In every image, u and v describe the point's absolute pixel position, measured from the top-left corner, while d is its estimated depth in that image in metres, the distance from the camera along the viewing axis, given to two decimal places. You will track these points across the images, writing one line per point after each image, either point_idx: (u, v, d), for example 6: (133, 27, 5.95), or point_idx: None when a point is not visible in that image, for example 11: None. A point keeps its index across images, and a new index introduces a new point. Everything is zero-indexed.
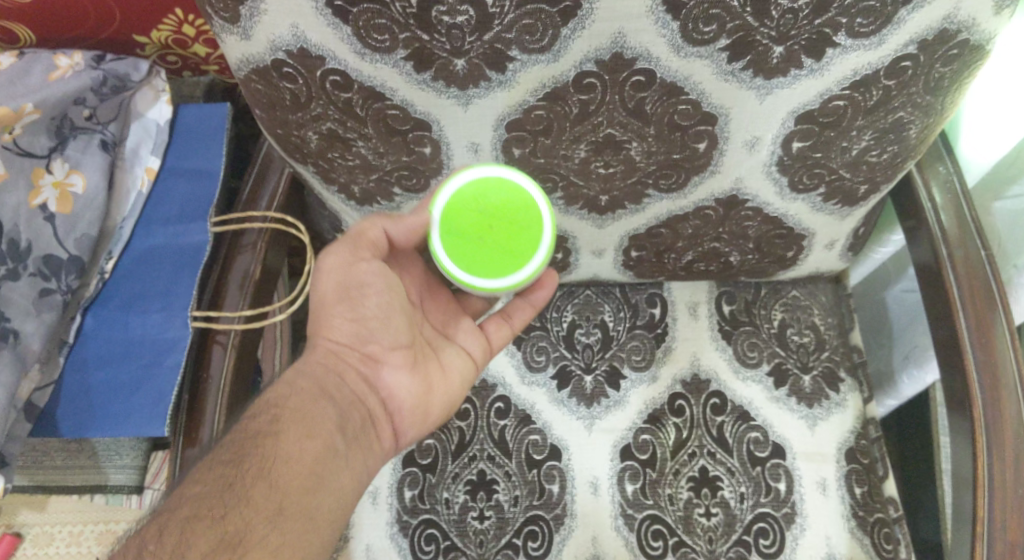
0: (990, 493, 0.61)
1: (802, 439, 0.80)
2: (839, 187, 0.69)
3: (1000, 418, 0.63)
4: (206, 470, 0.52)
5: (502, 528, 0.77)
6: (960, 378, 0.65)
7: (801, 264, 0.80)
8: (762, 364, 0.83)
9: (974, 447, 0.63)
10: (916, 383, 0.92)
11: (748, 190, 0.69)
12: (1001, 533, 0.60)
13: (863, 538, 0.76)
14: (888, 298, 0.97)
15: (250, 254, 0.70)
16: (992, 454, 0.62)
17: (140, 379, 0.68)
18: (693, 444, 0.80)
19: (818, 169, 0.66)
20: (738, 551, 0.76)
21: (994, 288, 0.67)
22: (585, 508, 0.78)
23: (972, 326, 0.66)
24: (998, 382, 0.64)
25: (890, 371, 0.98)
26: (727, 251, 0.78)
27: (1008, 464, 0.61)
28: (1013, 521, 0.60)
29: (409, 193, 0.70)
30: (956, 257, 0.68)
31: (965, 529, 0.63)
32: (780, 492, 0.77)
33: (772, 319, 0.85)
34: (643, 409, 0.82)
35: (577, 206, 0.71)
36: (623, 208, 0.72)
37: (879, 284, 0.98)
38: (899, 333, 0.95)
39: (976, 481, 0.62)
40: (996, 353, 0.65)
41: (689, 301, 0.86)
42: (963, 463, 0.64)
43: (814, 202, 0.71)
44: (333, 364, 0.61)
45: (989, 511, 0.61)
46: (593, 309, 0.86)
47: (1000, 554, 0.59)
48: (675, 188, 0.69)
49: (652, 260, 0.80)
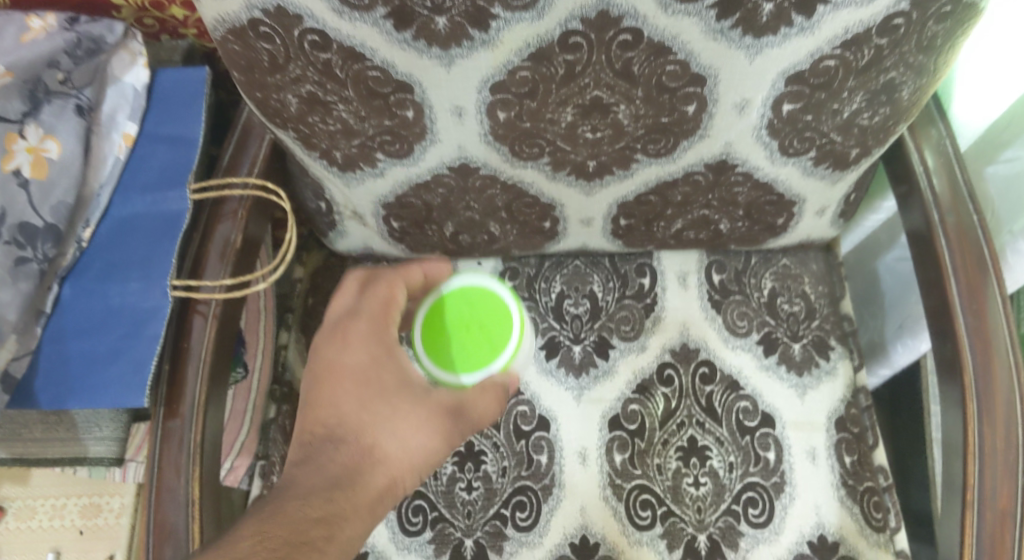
0: (981, 460, 0.61)
1: (791, 408, 0.79)
2: (830, 151, 0.68)
3: (991, 386, 0.62)
4: (259, 559, 0.46)
5: (490, 499, 0.77)
6: (949, 344, 0.65)
7: (792, 231, 0.80)
8: (752, 333, 0.82)
9: (965, 411, 0.63)
10: (909, 352, 0.92)
11: (738, 154, 0.68)
12: (991, 500, 0.60)
13: (852, 507, 0.76)
14: (880, 267, 0.96)
15: (230, 223, 0.71)
16: (982, 422, 0.61)
17: (119, 350, 0.67)
18: (682, 414, 0.79)
19: (809, 133, 0.65)
20: (727, 521, 0.75)
21: (987, 252, 0.66)
22: (574, 478, 0.77)
23: (963, 291, 0.65)
24: (989, 348, 0.63)
25: (882, 340, 0.97)
26: (716, 218, 0.77)
27: (999, 431, 0.61)
28: (1004, 489, 0.59)
29: (393, 158, 0.69)
30: (947, 222, 0.67)
31: (955, 497, 0.62)
32: (769, 462, 0.77)
33: (762, 287, 0.83)
34: (631, 379, 0.81)
35: (565, 172, 0.71)
36: (612, 174, 0.71)
37: (870, 252, 0.97)
38: (891, 302, 0.95)
39: (966, 447, 0.62)
40: (987, 317, 0.64)
41: (678, 270, 0.84)
42: (954, 429, 0.64)
43: (805, 166, 0.70)
44: (382, 499, 0.55)
45: (980, 479, 0.60)
46: (582, 280, 0.85)
47: (990, 522, 0.59)
48: (663, 152, 0.68)
49: (641, 228, 0.79)
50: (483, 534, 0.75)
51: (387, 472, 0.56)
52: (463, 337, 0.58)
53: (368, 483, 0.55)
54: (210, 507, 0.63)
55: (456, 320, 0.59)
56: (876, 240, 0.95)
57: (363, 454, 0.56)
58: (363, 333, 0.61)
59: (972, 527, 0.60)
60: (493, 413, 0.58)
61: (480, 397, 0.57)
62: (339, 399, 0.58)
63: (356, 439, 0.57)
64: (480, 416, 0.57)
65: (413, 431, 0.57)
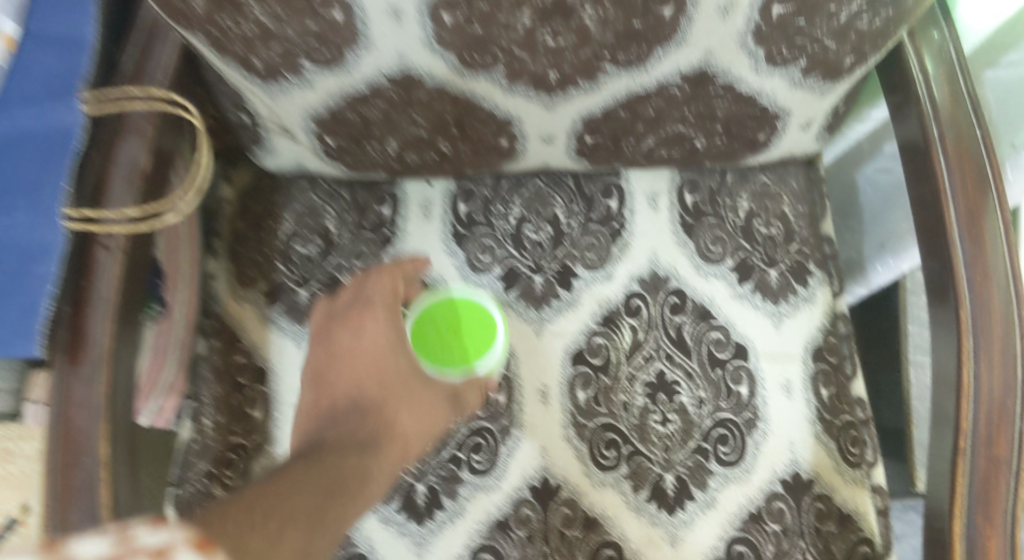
0: (975, 404, 0.56)
1: (766, 339, 0.74)
2: (821, 59, 0.61)
3: (988, 321, 0.57)
4: (308, 487, 0.50)
5: (443, 441, 0.70)
6: (945, 274, 0.59)
7: (773, 146, 0.72)
8: (726, 259, 0.75)
9: (960, 349, 0.57)
10: (890, 272, 0.86)
11: (717, 64, 0.61)
12: (984, 446, 0.55)
13: (828, 442, 0.71)
14: (860, 180, 0.88)
15: (136, 140, 0.60)
16: (978, 360, 0.56)
17: (8, 291, 0.59)
18: (650, 347, 0.73)
19: (799, 40, 0.58)
20: (696, 460, 0.71)
21: (989, 170, 0.60)
22: (533, 417, 0.72)
23: (963, 215, 0.59)
24: (987, 279, 0.57)
25: (859, 259, 0.91)
26: (692, 133, 0.69)
27: (995, 370, 0.56)
28: (999, 433, 0.55)
29: (321, 68, 0.60)
30: (947, 137, 0.60)
31: (944, 441, 0.58)
32: (741, 397, 0.72)
33: (738, 207, 0.76)
34: (596, 310, 0.74)
35: (522, 83, 0.62)
36: (576, 85, 0.62)
37: (851, 162, 0.89)
38: (871, 218, 0.88)
39: (959, 387, 0.57)
40: (986, 245, 0.58)
41: (648, 191, 0.77)
42: (947, 368, 0.59)
43: (793, 77, 0.63)
44: (395, 463, 0.60)
45: (974, 424, 0.55)
46: (543, 202, 0.76)
47: (982, 469, 0.55)
48: (635, 62, 0.60)
49: (608, 146, 0.71)
50: (437, 480, 0.70)
51: (400, 439, 0.61)
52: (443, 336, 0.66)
53: (386, 447, 0.59)
54: (122, 462, 0.57)
55: (437, 322, 0.66)
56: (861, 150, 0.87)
57: (381, 420, 0.60)
58: (374, 318, 0.63)
59: (963, 475, 0.55)
60: (476, 402, 0.66)
61: (469, 389, 0.66)
62: (346, 378, 0.63)
63: (373, 406, 0.61)
64: (470, 401, 0.66)
65: (423, 407, 0.63)
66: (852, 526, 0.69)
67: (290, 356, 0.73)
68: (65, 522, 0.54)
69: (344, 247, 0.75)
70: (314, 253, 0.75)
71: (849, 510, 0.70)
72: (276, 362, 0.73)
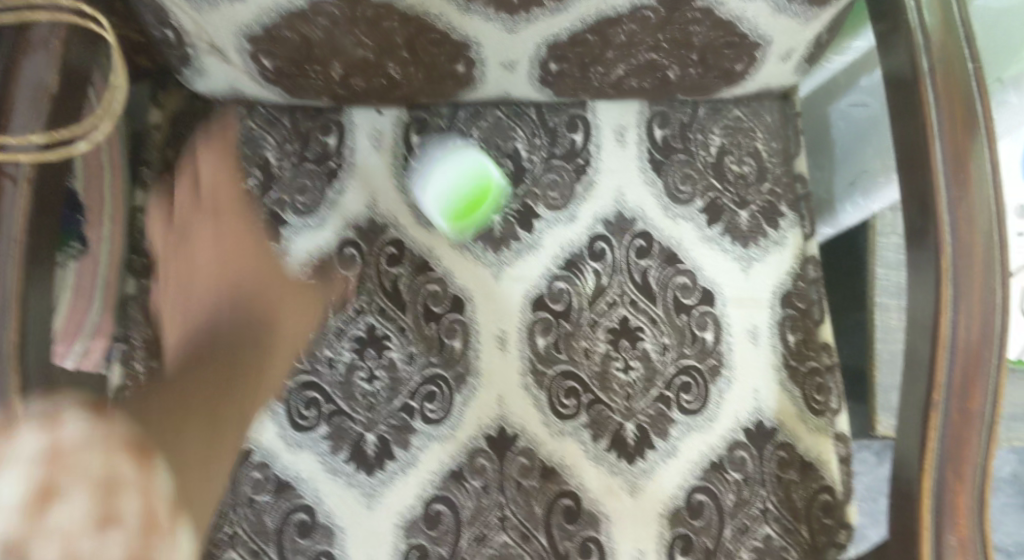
0: (951, 355, 0.53)
1: (733, 283, 0.71)
2: None
3: (968, 270, 0.54)
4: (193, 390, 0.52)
5: (394, 389, 0.67)
6: (927, 219, 0.56)
7: (751, 78, 0.67)
8: (695, 200, 0.71)
9: (939, 296, 0.54)
10: (860, 213, 0.83)
11: None
12: (957, 398, 0.52)
13: (792, 389, 0.70)
14: (834, 112, 0.85)
15: (43, 55, 0.53)
16: (957, 309, 0.53)
17: None
18: (614, 292, 0.69)
19: None
20: (658, 409, 0.68)
21: (981, 115, 0.56)
22: (490, 364, 0.68)
23: (949, 158, 0.55)
24: (970, 225, 0.54)
25: (829, 197, 0.88)
26: (665, 63, 0.63)
27: (973, 320, 0.53)
28: (974, 387, 0.52)
29: None
30: (937, 73, 0.56)
31: (917, 391, 0.55)
32: (707, 343, 0.69)
33: (709, 144, 0.72)
34: (559, 253, 0.70)
35: (481, 3, 0.55)
36: (541, 5, 0.56)
37: (826, 96, 0.87)
38: (843, 153, 0.84)
39: (936, 338, 0.53)
40: (972, 188, 0.55)
41: (616, 124, 0.72)
42: (922, 319, 0.56)
43: (777, 1, 0.57)
44: (288, 304, 0.62)
45: (948, 375, 0.53)
46: (503, 135, 0.71)
47: (955, 423, 0.52)
48: None
49: (574, 75, 0.65)
50: (388, 429, 0.66)
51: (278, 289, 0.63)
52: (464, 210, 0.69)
53: (251, 289, 0.62)
54: None
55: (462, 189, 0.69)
56: (837, 82, 0.83)
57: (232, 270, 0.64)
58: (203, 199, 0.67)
59: (935, 429, 0.52)
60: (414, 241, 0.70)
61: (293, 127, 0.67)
62: (242, 267, 0.64)
63: (209, 271, 0.64)
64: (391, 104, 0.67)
65: (251, 263, 0.64)
66: (813, 475, 0.68)
67: None
68: None
69: (285, 180, 0.69)
70: (253, 187, 0.69)
71: (811, 459, 0.68)
72: None
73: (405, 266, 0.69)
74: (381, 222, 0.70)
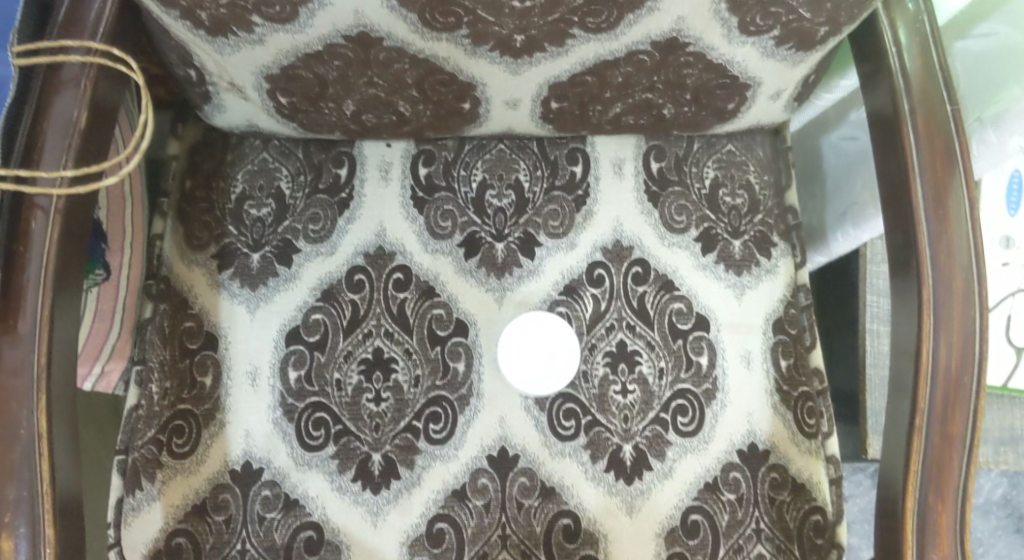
0: (933, 382, 0.55)
1: (727, 309, 0.73)
2: (796, 30, 0.58)
3: (949, 299, 0.57)
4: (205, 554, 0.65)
5: (400, 410, 0.70)
6: (910, 252, 0.59)
7: (742, 115, 0.70)
8: (690, 229, 0.74)
9: (921, 326, 0.57)
10: (850, 242, 0.86)
11: (690, 33, 0.58)
12: (939, 423, 0.55)
13: (784, 413, 0.72)
14: (825, 146, 0.89)
15: (73, 95, 0.56)
16: (938, 337, 0.56)
17: None
18: (612, 317, 0.72)
19: (774, 8, 0.56)
20: (655, 431, 0.70)
21: (959, 152, 0.59)
22: (492, 386, 0.71)
23: (929, 194, 0.58)
24: (950, 258, 0.57)
25: (820, 226, 0.91)
26: (661, 102, 0.67)
27: (953, 348, 0.56)
28: (955, 412, 0.55)
29: (273, 24, 0.56)
30: (918, 113, 0.60)
31: (902, 415, 0.57)
32: (701, 368, 0.72)
33: (704, 177, 0.75)
34: (559, 279, 0.73)
35: (487, 47, 0.59)
36: (543, 50, 0.59)
37: (817, 130, 0.90)
38: (833, 185, 0.88)
39: (919, 363, 0.56)
40: (952, 224, 0.58)
41: (614, 157, 0.75)
42: (906, 347, 0.58)
43: (765, 47, 0.60)
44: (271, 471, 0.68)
45: (930, 401, 0.55)
46: (506, 167, 0.75)
47: (937, 447, 0.54)
48: (605, 27, 0.57)
49: (575, 112, 0.68)
50: (393, 449, 0.69)
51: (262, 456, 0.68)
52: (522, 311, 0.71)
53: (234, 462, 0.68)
54: (60, 435, 0.54)
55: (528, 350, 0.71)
56: (828, 118, 0.87)
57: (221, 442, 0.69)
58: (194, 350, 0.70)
59: (919, 453, 0.55)
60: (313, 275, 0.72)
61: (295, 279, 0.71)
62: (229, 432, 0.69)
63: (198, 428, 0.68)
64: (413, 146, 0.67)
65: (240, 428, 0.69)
66: (805, 496, 0.70)
67: (242, 322, 0.71)
68: None
69: (298, 209, 0.73)
70: (267, 215, 0.72)
71: (803, 480, 0.70)
72: (228, 328, 0.70)
73: (411, 291, 0.72)
74: (388, 249, 0.73)
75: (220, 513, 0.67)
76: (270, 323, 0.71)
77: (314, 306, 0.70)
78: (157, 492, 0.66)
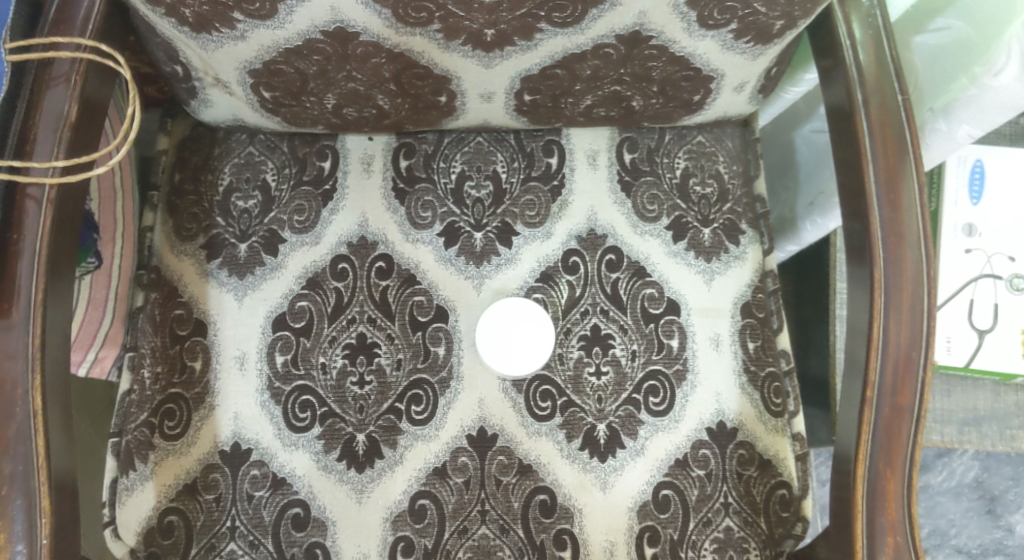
0: (883, 356, 0.59)
1: (698, 294, 0.76)
2: (753, 24, 0.61)
3: (900, 279, 0.60)
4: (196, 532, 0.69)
5: (383, 393, 0.72)
6: (863, 236, 0.62)
7: (709, 108, 0.73)
8: (662, 218, 0.77)
9: (872, 304, 0.60)
10: (819, 230, 0.90)
11: (652, 26, 0.61)
12: (889, 395, 0.58)
13: (752, 393, 0.75)
14: (798, 138, 0.92)
15: (63, 89, 0.59)
16: (889, 315, 0.59)
17: None
18: (587, 302, 0.75)
19: (730, 3, 0.59)
20: (627, 410, 0.73)
21: (910, 139, 0.62)
22: (472, 369, 0.74)
23: (881, 179, 0.62)
24: (901, 241, 0.60)
25: (792, 216, 0.94)
26: (629, 95, 0.70)
27: (902, 326, 0.59)
28: (903, 384, 0.58)
29: (254, 20, 0.59)
30: (871, 103, 0.63)
31: (855, 388, 0.60)
32: (672, 350, 0.75)
33: (674, 167, 0.78)
34: (535, 267, 0.76)
35: (459, 42, 0.62)
36: (513, 44, 0.62)
37: (789, 123, 0.94)
38: (805, 176, 0.91)
39: (870, 339, 0.60)
40: (902, 208, 0.61)
41: (589, 149, 0.78)
42: (860, 324, 0.62)
43: (724, 40, 0.63)
44: (255, 451, 0.71)
45: (881, 374, 0.58)
46: (484, 159, 0.78)
47: (886, 418, 0.58)
48: (571, 21, 0.60)
49: (548, 104, 0.71)
50: (377, 429, 0.72)
51: (249, 439, 0.71)
52: (512, 314, 0.74)
53: (221, 444, 0.71)
54: (54, 414, 0.57)
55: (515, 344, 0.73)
56: (799, 112, 0.90)
57: (206, 423, 0.71)
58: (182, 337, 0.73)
59: (869, 423, 0.58)
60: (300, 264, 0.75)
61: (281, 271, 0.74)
62: (214, 415, 0.71)
63: (185, 411, 0.71)
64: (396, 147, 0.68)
65: (226, 411, 0.71)
66: (772, 471, 0.73)
67: (230, 310, 0.73)
68: None
69: (284, 201, 0.75)
70: (254, 207, 0.75)
71: (769, 457, 0.73)
72: (217, 316, 0.73)
73: (393, 279, 0.75)
74: (371, 239, 0.75)
75: (211, 492, 0.69)
76: (257, 310, 0.73)
77: (299, 293, 0.73)
78: (149, 472, 0.69)
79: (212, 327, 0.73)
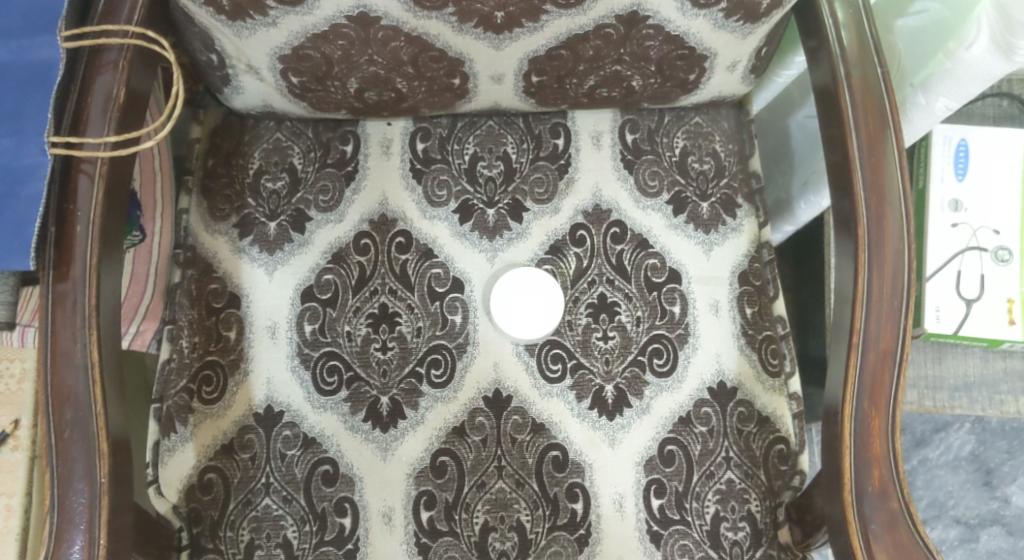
0: (867, 306, 0.64)
1: (697, 263, 0.82)
2: (741, 3, 0.67)
3: (881, 236, 0.65)
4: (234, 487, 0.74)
5: (404, 358, 0.78)
6: (848, 198, 0.67)
7: (704, 88, 0.79)
8: (662, 193, 0.83)
9: (857, 259, 0.65)
10: (812, 208, 0.95)
11: (649, 6, 0.67)
12: (874, 342, 0.63)
13: (750, 354, 0.80)
14: (791, 122, 0.97)
15: (111, 74, 0.64)
16: (872, 269, 0.64)
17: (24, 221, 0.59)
18: (593, 272, 0.81)
19: None
20: (633, 371, 0.78)
21: (888, 109, 0.67)
22: (487, 336, 0.79)
23: (863, 145, 0.67)
24: (882, 201, 0.66)
25: (788, 197, 1.00)
26: (629, 74, 0.75)
27: (884, 279, 0.64)
28: (885, 332, 0.63)
29: (285, 6, 0.64)
30: (853, 76, 0.68)
31: (843, 337, 0.65)
32: (675, 315, 0.80)
33: (674, 146, 0.84)
34: (544, 240, 0.81)
35: (471, 24, 0.67)
36: (522, 26, 0.68)
37: (782, 109, 0.99)
38: (799, 156, 0.96)
39: (855, 292, 0.65)
40: (884, 172, 0.66)
41: (593, 130, 0.84)
42: (846, 279, 0.67)
43: (715, 19, 0.69)
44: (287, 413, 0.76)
45: (866, 323, 0.63)
46: (495, 141, 0.83)
47: (871, 362, 0.63)
48: (573, 3, 0.66)
49: (553, 86, 0.77)
50: (399, 392, 0.77)
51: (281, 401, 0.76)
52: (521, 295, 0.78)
53: (255, 406, 0.76)
54: (108, 369, 0.62)
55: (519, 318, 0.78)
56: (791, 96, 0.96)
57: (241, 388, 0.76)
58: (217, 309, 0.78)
59: (855, 367, 0.63)
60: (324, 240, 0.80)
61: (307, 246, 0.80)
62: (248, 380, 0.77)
63: (220, 378, 0.76)
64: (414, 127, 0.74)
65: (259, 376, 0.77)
66: (770, 427, 0.78)
67: (261, 283, 0.79)
68: (59, 419, 0.59)
69: (309, 182, 0.81)
70: (282, 188, 0.81)
71: (767, 413, 0.78)
72: (248, 290, 0.79)
73: (412, 253, 0.80)
74: (391, 217, 0.81)
75: (246, 451, 0.75)
76: (287, 283, 0.79)
77: (325, 267, 0.79)
78: (189, 434, 0.75)
79: (245, 299, 0.78)
